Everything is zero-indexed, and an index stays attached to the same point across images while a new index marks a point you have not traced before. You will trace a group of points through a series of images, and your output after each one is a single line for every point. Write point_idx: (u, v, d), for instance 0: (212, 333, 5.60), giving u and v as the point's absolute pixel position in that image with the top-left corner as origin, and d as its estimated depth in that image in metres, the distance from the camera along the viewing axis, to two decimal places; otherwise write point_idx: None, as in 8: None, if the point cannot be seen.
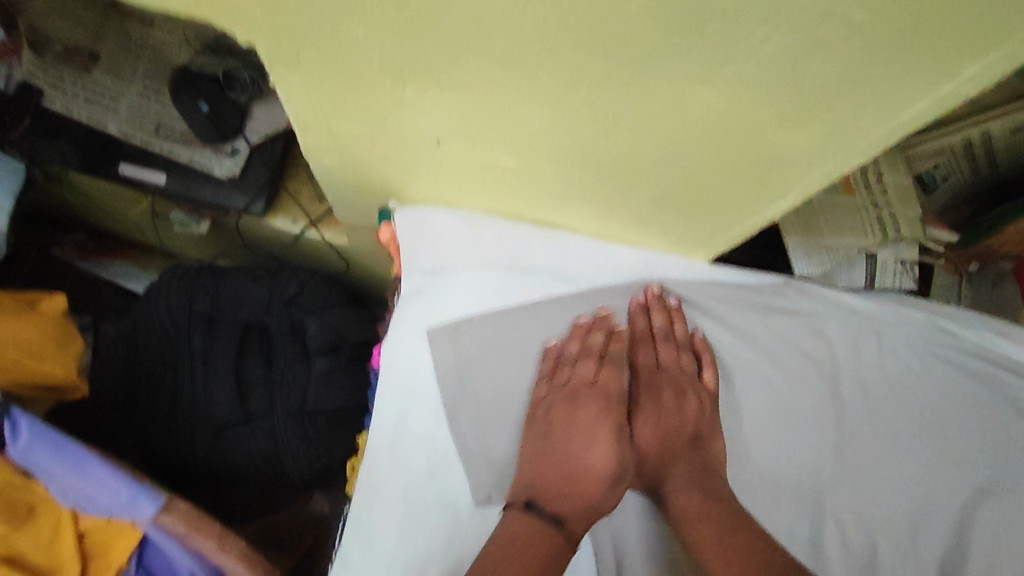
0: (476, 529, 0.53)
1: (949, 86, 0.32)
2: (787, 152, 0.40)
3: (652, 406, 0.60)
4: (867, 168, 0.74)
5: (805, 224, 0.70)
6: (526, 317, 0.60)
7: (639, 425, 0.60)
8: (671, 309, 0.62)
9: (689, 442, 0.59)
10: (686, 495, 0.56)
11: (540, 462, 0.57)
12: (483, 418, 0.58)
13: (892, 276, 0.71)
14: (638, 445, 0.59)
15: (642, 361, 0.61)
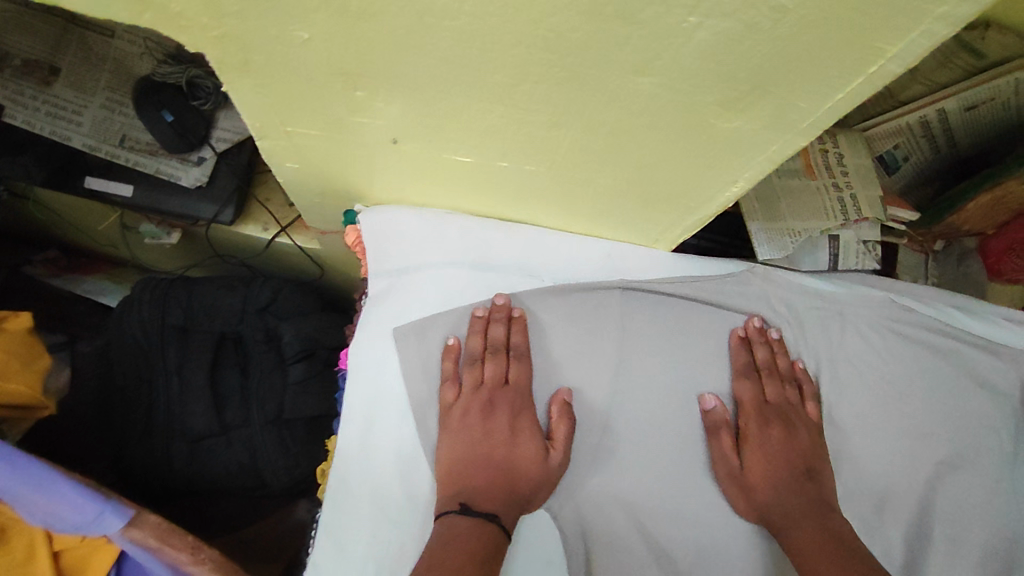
0: (455, 523, 0.52)
1: (875, 66, 0.33)
2: (730, 138, 0.41)
3: (761, 440, 0.60)
4: (825, 152, 0.75)
5: (767, 209, 0.71)
6: (512, 312, 0.61)
7: (750, 461, 0.59)
8: (773, 342, 0.63)
9: (797, 473, 0.58)
10: (805, 529, 0.55)
11: (520, 455, 0.57)
12: (465, 411, 0.58)
13: (853, 257, 0.73)
14: (749, 477, 0.58)
15: (747, 394, 0.61)
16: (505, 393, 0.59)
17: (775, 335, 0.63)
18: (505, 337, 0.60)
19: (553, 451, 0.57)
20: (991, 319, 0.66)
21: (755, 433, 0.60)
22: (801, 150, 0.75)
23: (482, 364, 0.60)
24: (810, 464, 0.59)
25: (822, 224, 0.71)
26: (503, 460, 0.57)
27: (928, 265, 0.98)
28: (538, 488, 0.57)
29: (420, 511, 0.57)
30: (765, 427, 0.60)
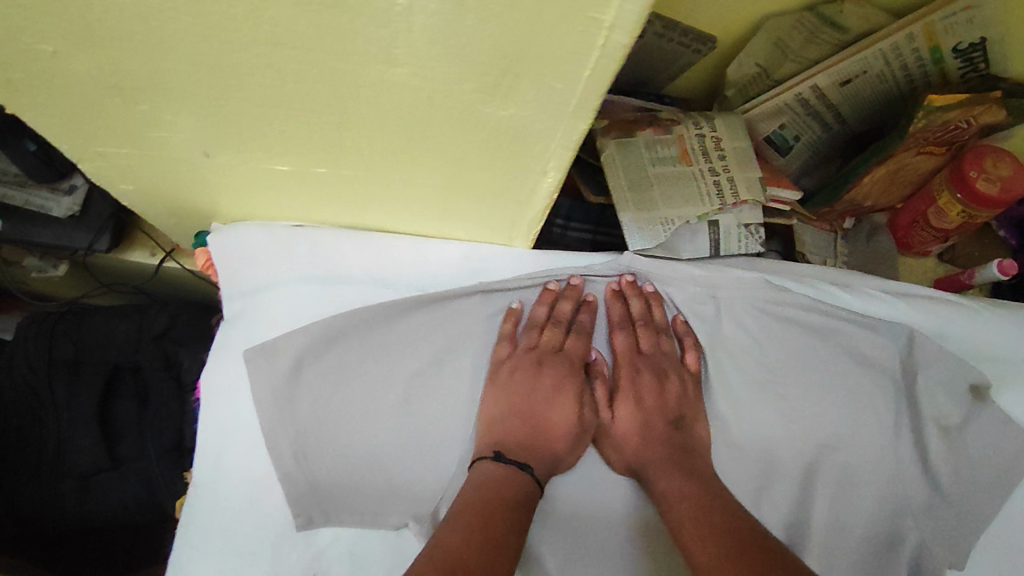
0: (487, 472, 0.53)
1: (600, 41, 0.31)
2: (513, 126, 0.39)
3: (632, 390, 0.60)
4: (702, 138, 0.74)
5: (640, 199, 0.69)
6: (351, 316, 0.57)
7: (619, 411, 0.60)
8: (648, 295, 0.62)
9: (665, 421, 0.59)
10: (665, 474, 0.56)
11: (557, 414, 0.57)
12: (514, 370, 0.58)
13: (737, 241, 0.72)
14: (618, 429, 0.59)
15: (620, 343, 0.61)
16: (555, 359, 0.58)
17: (650, 288, 0.62)
18: (364, 355, 0.57)
19: (586, 412, 0.58)
20: (868, 296, 0.66)
21: (627, 385, 0.60)
22: (677, 137, 0.74)
23: (541, 331, 0.59)
24: (680, 411, 0.60)
25: (696, 210, 0.69)
26: (540, 415, 0.56)
27: (839, 245, 0.98)
28: (563, 448, 0.57)
29: (276, 537, 0.54)
30: (635, 376, 0.60)
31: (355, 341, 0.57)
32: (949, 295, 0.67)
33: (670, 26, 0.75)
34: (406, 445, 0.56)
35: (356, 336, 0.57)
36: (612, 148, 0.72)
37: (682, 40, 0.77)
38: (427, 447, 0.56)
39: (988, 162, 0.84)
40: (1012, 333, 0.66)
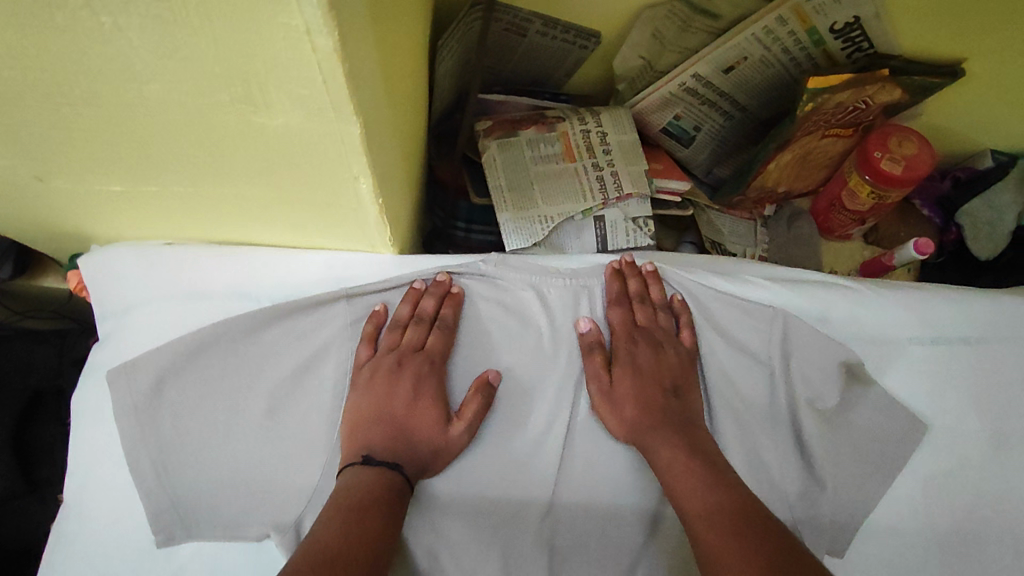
0: (357, 475, 0.52)
1: (310, 47, 0.31)
2: (293, 133, 0.40)
3: (631, 355, 0.60)
4: (586, 133, 0.74)
5: (519, 197, 0.70)
6: (216, 330, 0.57)
7: (620, 385, 0.59)
8: (646, 273, 0.64)
9: (664, 406, 0.58)
10: (667, 445, 0.55)
11: (418, 420, 0.56)
12: (374, 372, 0.57)
13: (623, 235, 0.72)
14: (617, 390, 0.58)
15: (616, 316, 0.62)
16: (417, 359, 0.57)
17: (649, 267, 0.64)
18: (227, 367, 0.57)
19: (456, 423, 0.56)
20: (746, 282, 0.65)
21: (629, 361, 0.60)
22: (561, 133, 0.74)
23: (403, 330, 0.58)
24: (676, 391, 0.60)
25: (576, 206, 0.70)
26: (401, 422, 0.55)
27: (759, 231, 0.97)
28: (434, 455, 0.55)
29: (134, 556, 0.54)
30: (632, 351, 0.60)
31: (221, 353, 0.57)
32: (828, 278, 0.67)
33: (551, 23, 0.74)
34: (270, 456, 0.56)
35: (217, 349, 0.57)
36: (493, 148, 0.72)
37: (567, 38, 0.77)
38: (292, 458, 0.56)
39: (894, 141, 0.83)
40: (892, 313, 0.65)
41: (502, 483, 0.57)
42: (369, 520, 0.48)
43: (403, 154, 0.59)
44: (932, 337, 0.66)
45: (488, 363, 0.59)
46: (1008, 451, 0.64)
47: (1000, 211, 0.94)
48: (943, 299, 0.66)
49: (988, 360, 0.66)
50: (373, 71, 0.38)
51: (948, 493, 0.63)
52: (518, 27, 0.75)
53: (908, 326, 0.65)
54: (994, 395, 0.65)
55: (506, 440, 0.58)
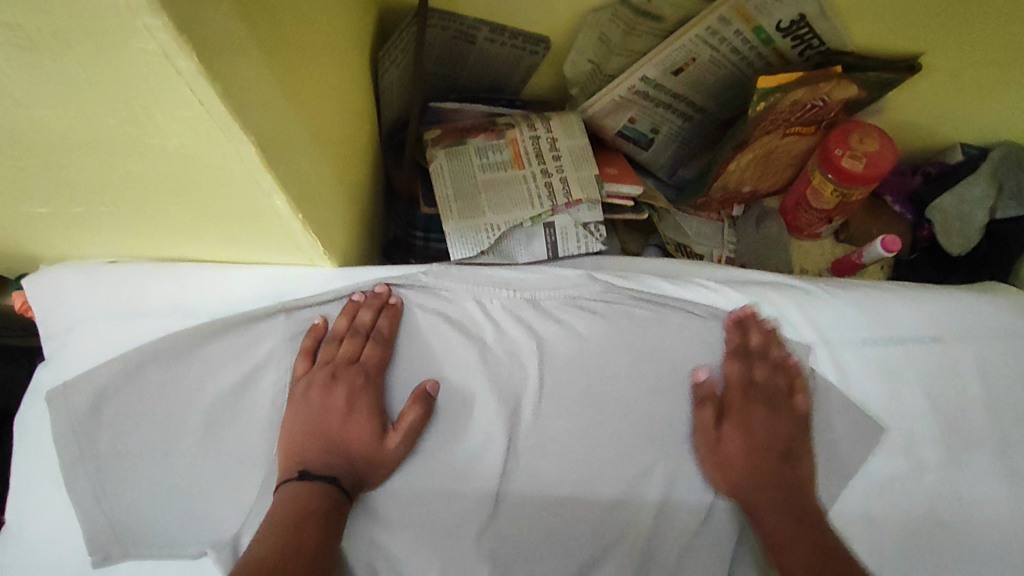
0: (293, 491, 0.52)
1: (178, 70, 0.30)
2: (193, 153, 0.39)
3: (746, 417, 0.59)
4: (536, 139, 0.74)
5: (466, 206, 0.69)
6: (155, 348, 0.56)
7: (727, 437, 0.58)
8: (768, 330, 0.62)
9: (773, 459, 0.58)
10: (775, 521, 0.55)
11: (352, 433, 0.55)
12: (309, 386, 0.56)
13: (574, 241, 0.71)
14: (726, 450, 0.57)
15: (730, 368, 0.60)
16: (351, 371, 0.56)
17: (772, 324, 0.62)
18: (166, 385, 0.57)
19: (391, 436, 0.55)
20: (696, 287, 0.65)
21: (768, 408, 0.59)
22: (510, 140, 0.73)
23: (340, 343, 0.58)
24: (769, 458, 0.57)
25: (524, 213, 0.69)
26: (336, 436, 0.55)
27: (726, 232, 0.96)
28: (371, 469, 0.54)
29: None
30: (775, 409, 0.59)
31: (160, 373, 0.57)
32: (778, 280, 0.66)
33: (499, 30, 0.74)
34: (210, 473, 0.56)
35: (156, 369, 0.57)
36: (441, 157, 0.72)
37: (517, 44, 0.77)
38: (232, 476, 0.56)
39: (855, 138, 0.82)
40: (846, 313, 0.64)
41: (439, 496, 0.56)
42: (300, 539, 0.49)
43: (337, 169, 0.58)
44: (891, 339, 0.63)
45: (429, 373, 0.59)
46: (969, 454, 0.62)
47: (971, 207, 0.91)
48: (899, 298, 0.65)
49: (952, 361, 0.63)
50: (270, 87, 0.38)
51: (907, 498, 0.61)
52: (465, 35, 0.75)
53: (865, 326, 0.63)
54: (958, 398, 0.62)
55: (446, 452, 0.57)
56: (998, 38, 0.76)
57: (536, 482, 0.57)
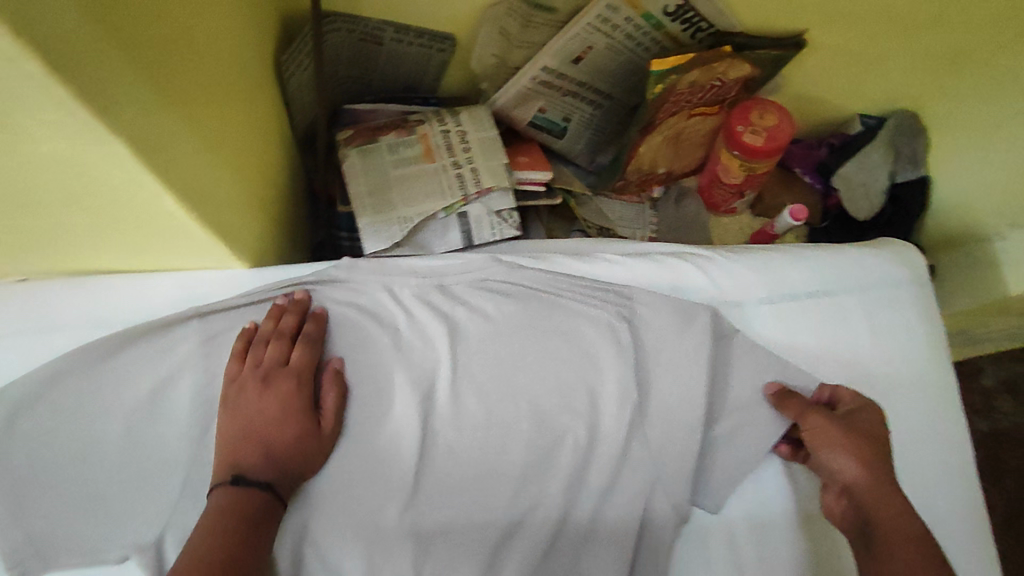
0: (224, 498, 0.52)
1: (30, 73, 0.32)
2: (66, 157, 0.40)
3: (877, 429, 0.60)
4: (446, 133, 0.76)
5: (378, 201, 0.71)
6: (71, 360, 0.56)
7: (857, 425, 0.60)
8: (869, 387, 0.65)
9: (888, 460, 0.59)
10: (893, 509, 0.55)
11: (278, 435, 0.55)
12: (240, 390, 0.57)
13: (488, 228, 0.74)
14: (867, 425, 0.60)
15: (845, 392, 0.62)
16: (281, 373, 0.57)
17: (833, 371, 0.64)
18: (79, 397, 0.56)
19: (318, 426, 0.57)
20: (601, 261, 0.68)
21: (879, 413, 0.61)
22: (421, 136, 0.75)
23: (266, 346, 0.58)
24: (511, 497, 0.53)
25: (436, 205, 0.71)
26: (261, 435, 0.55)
27: (649, 213, 1.00)
28: (306, 461, 0.56)
29: None
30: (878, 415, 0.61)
31: (74, 384, 0.56)
32: (680, 249, 0.70)
33: (404, 30, 0.77)
34: (132, 477, 0.56)
35: (70, 381, 0.56)
36: (353, 155, 0.73)
37: (423, 42, 0.79)
38: (155, 481, 0.56)
39: (755, 115, 0.86)
40: (743, 275, 0.68)
41: (362, 481, 0.57)
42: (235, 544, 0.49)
43: (238, 172, 0.60)
44: (780, 296, 0.68)
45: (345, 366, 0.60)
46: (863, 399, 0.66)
47: (871, 172, 0.96)
48: (791, 257, 0.69)
49: (843, 311, 0.68)
50: (144, 91, 0.40)
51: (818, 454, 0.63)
52: (372, 36, 0.78)
53: (761, 286, 0.68)
54: (847, 347, 0.67)
55: (366, 438, 0.58)
56: (874, 15, 0.80)
57: (453, 460, 0.60)
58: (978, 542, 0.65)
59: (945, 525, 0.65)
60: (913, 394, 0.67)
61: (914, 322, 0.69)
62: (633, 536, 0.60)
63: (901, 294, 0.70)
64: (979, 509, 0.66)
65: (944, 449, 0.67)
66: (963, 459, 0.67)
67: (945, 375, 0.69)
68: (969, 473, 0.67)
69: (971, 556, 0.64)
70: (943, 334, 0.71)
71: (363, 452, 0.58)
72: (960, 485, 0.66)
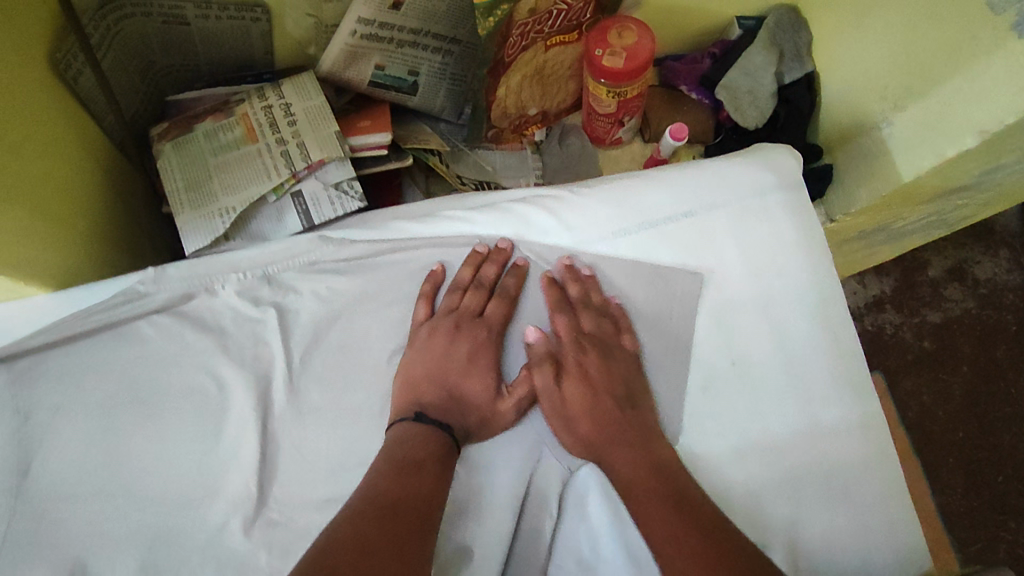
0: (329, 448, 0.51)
1: None
2: None
3: (577, 374, 0.56)
4: (267, 108, 0.70)
5: (197, 194, 0.66)
6: None
7: (569, 383, 0.56)
8: (586, 280, 0.60)
9: (599, 391, 0.56)
10: (620, 457, 0.53)
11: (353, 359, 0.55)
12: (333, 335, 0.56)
13: (326, 204, 0.68)
14: (565, 397, 0.56)
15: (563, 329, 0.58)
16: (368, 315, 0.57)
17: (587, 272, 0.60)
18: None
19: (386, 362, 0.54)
20: (441, 220, 0.62)
21: (622, 367, 0.58)
22: (240, 116, 0.69)
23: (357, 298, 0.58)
24: (401, 415, 0.54)
25: (260, 188, 0.66)
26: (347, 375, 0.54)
27: (532, 157, 0.94)
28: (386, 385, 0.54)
29: None
30: (608, 357, 0.57)
31: None
32: (532, 194, 0.64)
33: (204, 3, 0.70)
34: None
35: None
36: (167, 150, 0.68)
37: (231, 15, 0.72)
38: None
39: (613, 35, 0.80)
40: (596, 211, 0.62)
41: (204, 495, 0.54)
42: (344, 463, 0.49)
43: (13, 187, 0.54)
44: (640, 225, 0.62)
45: (175, 378, 0.56)
46: (743, 321, 0.61)
47: (756, 77, 0.90)
48: (647, 182, 0.64)
49: (707, 231, 0.63)
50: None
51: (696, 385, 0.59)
52: (173, 16, 0.71)
53: (615, 217, 0.62)
54: (715, 268, 0.62)
55: (202, 447, 0.55)
56: None
57: (301, 459, 0.55)
58: (884, 454, 0.59)
59: (846, 443, 0.59)
60: (798, 308, 0.62)
61: (786, 232, 0.64)
62: (516, 510, 0.53)
63: (769, 201, 0.64)
64: (882, 420, 0.61)
65: (838, 361, 0.61)
66: (858, 366, 0.62)
67: (829, 282, 0.63)
68: (865, 381, 0.62)
69: (877, 472, 0.59)
70: (822, 239, 0.65)
71: (200, 461, 0.54)
72: (857, 396, 0.61)
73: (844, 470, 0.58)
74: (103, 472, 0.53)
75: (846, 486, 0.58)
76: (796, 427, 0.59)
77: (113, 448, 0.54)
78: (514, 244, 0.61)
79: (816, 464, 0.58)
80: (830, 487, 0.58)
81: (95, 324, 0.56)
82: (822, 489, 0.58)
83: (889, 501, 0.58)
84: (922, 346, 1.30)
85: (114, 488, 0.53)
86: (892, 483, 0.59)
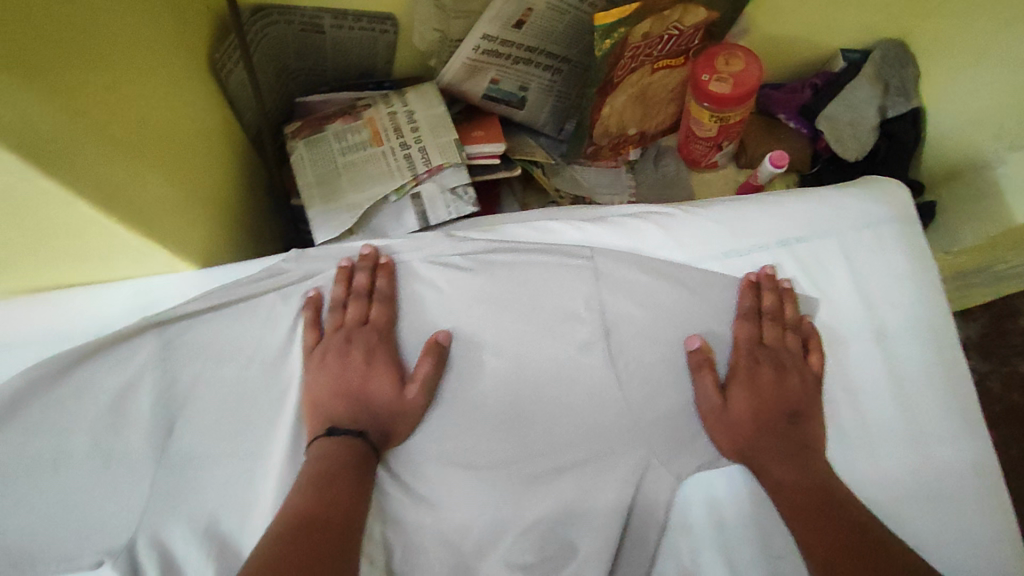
0: (322, 447, 0.55)
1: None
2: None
3: (751, 379, 0.58)
4: (393, 113, 0.74)
5: (328, 191, 0.71)
6: (29, 379, 0.56)
7: (733, 393, 0.58)
8: (783, 290, 0.62)
9: (788, 407, 0.58)
10: (781, 466, 0.55)
11: (373, 389, 0.58)
12: (326, 352, 0.60)
13: (443, 206, 0.71)
14: (734, 410, 0.57)
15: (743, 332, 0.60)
16: (362, 330, 0.60)
17: (786, 284, 0.62)
18: (45, 410, 0.57)
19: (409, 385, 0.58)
20: (556, 229, 0.65)
21: (803, 389, 0.59)
22: (368, 120, 0.74)
23: (344, 308, 0.61)
24: (316, 435, 0.56)
25: (385, 188, 0.70)
26: (359, 390, 0.58)
27: (627, 175, 0.97)
28: (396, 418, 0.58)
29: None
30: (789, 374, 0.59)
31: (37, 398, 0.57)
32: (641, 209, 0.66)
33: (341, 14, 0.75)
34: (100, 493, 0.56)
35: (36, 396, 0.57)
36: (301, 147, 0.73)
37: (364, 26, 0.77)
38: (124, 485, 0.56)
39: (720, 61, 0.82)
40: (709, 229, 0.64)
41: None
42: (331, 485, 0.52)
43: (177, 175, 0.60)
44: (752, 245, 0.64)
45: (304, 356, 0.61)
46: (851, 347, 0.61)
47: (861, 108, 0.90)
48: (759, 206, 0.65)
49: (820, 258, 0.63)
50: (10, 82, 0.39)
51: None
52: (311, 25, 0.76)
53: (726, 238, 0.64)
54: (825, 294, 0.63)
55: None
56: None
57: (418, 442, 0.58)
58: (996, 493, 0.58)
59: (956, 479, 0.58)
60: (910, 339, 0.62)
61: (900, 263, 0.64)
62: (626, 511, 0.56)
63: (883, 233, 0.64)
64: (994, 458, 0.60)
65: (950, 396, 0.61)
66: (970, 403, 0.61)
67: (943, 316, 0.63)
68: (978, 417, 0.61)
69: (991, 511, 0.57)
70: (935, 273, 0.65)
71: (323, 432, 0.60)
72: (969, 432, 0.60)
73: (955, 509, 0.57)
74: (238, 439, 0.58)
75: (956, 523, 0.57)
76: (904, 458, 0.59)
77: (248, 417, 0.59)
78: (627, 257, 0.63)
79: (926, 498, 0.57)
80: (941, 521, 0.57)
81: (237, 296, 0.61)
82: (933, 525, 0.57)
83: (1004, 545, 0.57)
84: (1009, 397, 1.25)
85: (247, 455, 0.58)
86: (1007, 525, 0.57)
